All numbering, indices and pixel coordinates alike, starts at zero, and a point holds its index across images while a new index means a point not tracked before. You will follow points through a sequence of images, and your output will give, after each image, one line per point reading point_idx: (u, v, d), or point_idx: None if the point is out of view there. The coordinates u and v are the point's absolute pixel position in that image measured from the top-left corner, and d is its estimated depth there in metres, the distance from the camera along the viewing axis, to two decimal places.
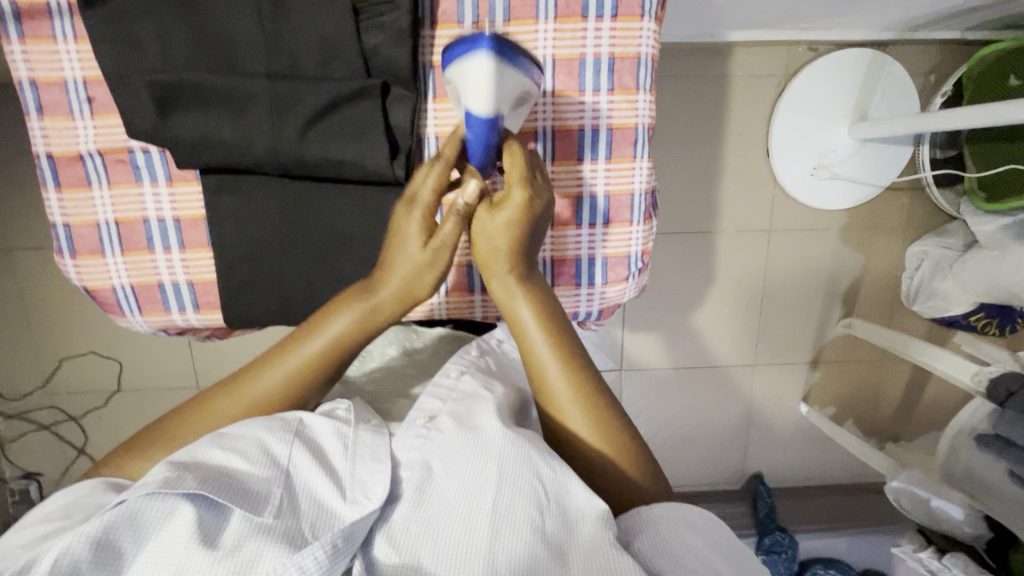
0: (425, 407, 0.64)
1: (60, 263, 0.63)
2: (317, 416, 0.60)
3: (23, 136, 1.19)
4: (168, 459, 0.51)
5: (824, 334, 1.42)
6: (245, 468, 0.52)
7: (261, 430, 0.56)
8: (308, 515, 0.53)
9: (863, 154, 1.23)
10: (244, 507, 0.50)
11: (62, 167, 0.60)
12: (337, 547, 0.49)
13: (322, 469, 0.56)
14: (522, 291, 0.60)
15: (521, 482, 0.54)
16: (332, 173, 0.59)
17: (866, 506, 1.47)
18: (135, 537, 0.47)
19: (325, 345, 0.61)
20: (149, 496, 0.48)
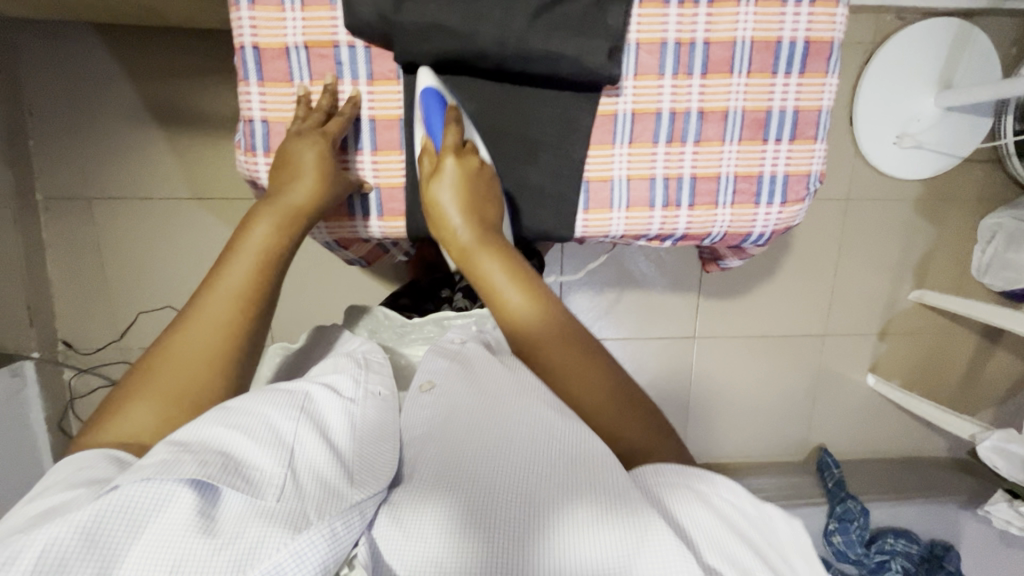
0: (428, 369, 0.61)
1: (249, 162, 0.66)
2: (324, 391, 0.55)
3: (114, 82, 1.17)
4: (166, 439, 0.45)
5: (894, 306, 1.43)
6: (251, 444, 0.46)
7: (264, 405, 0.50)
8: (312, 497, 0.45)
9: (947, 122, 1.24)
10: (242, 491, 0.43)
11: (268, 60, 0.63)
12: (337, 534, 0.43)
13: (326, 447, 0.49)
14: (485, 248, 0.60)
15: (529, 457, 0.47)
16: (543, 69, 0.60)
17: (930, 478, 1.48)
18: (129, 531, 0.40)
19: (255, 261, 0.57)
20: (141, 484, 0.41)
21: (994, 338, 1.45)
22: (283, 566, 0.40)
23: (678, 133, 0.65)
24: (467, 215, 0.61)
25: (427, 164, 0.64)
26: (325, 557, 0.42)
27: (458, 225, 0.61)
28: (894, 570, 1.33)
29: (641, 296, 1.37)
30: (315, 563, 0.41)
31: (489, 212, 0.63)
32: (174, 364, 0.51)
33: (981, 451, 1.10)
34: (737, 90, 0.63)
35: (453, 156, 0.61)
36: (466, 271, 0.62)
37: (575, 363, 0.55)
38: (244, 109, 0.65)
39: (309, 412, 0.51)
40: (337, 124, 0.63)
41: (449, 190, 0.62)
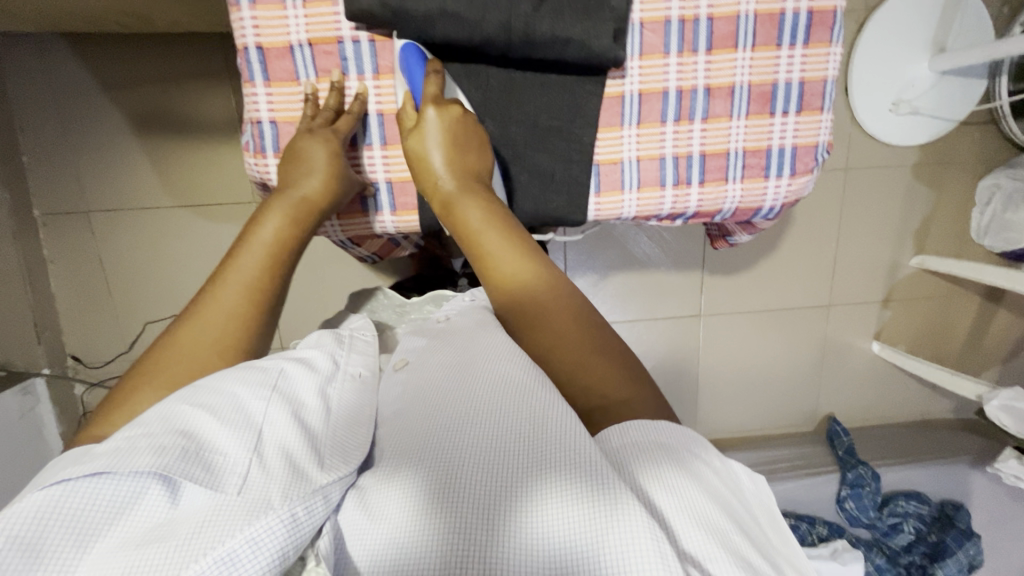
0: (409, 348, 0.60)
1: (259, 164, 0.65)
2: (300, 367, 0.52)
3: (100, 91, 1.14)
4: (128, 424, 0.42)
5: (897, 272, 1.45)
6: (215, 427, 0.43)
7: (236, 383, 0.47)
8: (278, 478, 0.41)
9: (942, 87, 1.25)
10: (201, 481, 0.40)
11: (273, 60, 0.62)
12: (298, 518, 0.39)
13: (297, 426, 0.46)
14: (466, 197, 0.60)
15: (506, 435, 0.41)
16: (552, 55, 0.60)
17: (937, 439, 1.50)
18: (74, 536, 0.36)
19: (265, 255, 0.57)
20: (94, 480, 0.38)
21: (996, 298, 1.47)
22: (240, 558, 0.36)
23: (686, 111, 0.65)
24: (449, 165, 0.61)
25: (408, 120, 0.63)
26: (284, 545, 0.38)
27: (440, 175, 0.61)
28: (907, 532, 1.38)
29: (646, 277, 1.38)
30: (270, 549, 0.37)
31: (472, 157, 0.62)
32: (181, 354, 0.50)
33: (987, 410, 1.12)
34: (742, 65, 0.63)
35: (433, 107, 0.60)
36: (447, 221, 0.62)
37: (547, 305, 0.53)
38: (251, 110, 0.64)
39: (282, 392, 0.48)
40: (348, 122, 0.63)
41: (430, 142, 0.61)
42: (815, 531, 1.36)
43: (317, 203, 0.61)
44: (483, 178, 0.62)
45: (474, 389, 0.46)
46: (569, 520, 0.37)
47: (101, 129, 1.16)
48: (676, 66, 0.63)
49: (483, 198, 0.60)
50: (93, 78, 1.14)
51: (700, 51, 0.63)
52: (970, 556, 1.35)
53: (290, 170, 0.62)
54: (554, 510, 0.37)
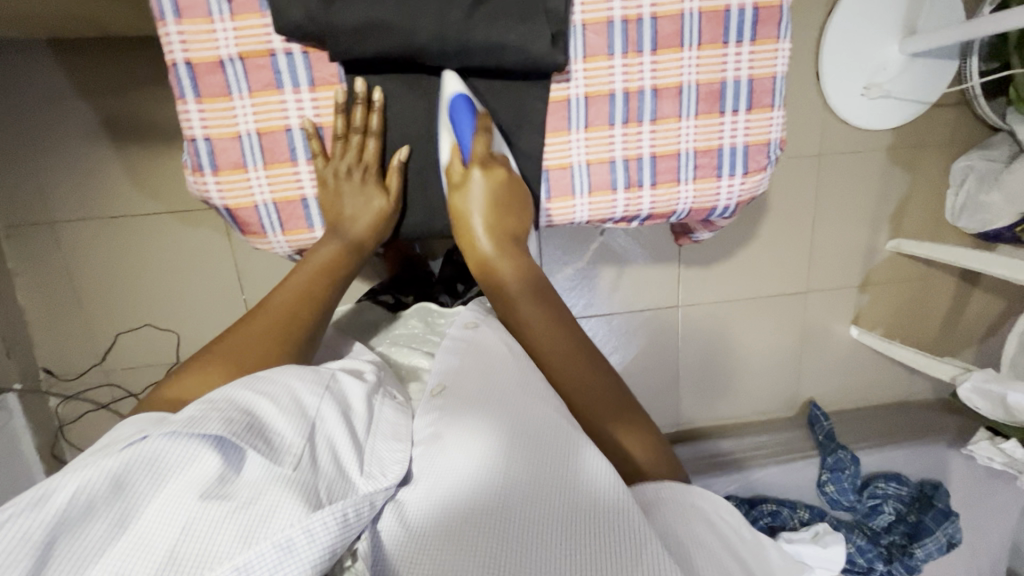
0: (442, 370, 0.61)
1: (198, 182, 0.64)
2: (350, 376, 0.58)
3: (56, 101, 1.12)
4: (199, 398, 0.48)
5: (874, 256, 1.45)
6: (274, 411, 0.49)
7: (291, 377, 0.53)
8: (330, 474, 0.48)
9: (913, 70, 1.24)
10: (264, 458, 0.45)
11: (203, 75, 0.60)
12: (349, 518, 0.45)
13: (345, 429, 0.52)
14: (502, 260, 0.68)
15: (546, 443, 0.49)
16: (490, 61, 0.59)
17: (916, 420, 1.52)
18: (151, 481, 0.42)
19: (315, 274, 0.64)
20: (172, 438, 0.44)
21: (972, 279, 1.48)
22: (298, 544, 0.41)
23: (634, 112, 0.64)
24: (490, 229, 0.67)
25: (454, 173, 0.67)
26: (335, 540, 0.44)
27: (479, 236, 0.68)
28: (887, 513, 1.40)
29: (623, 270, 1.38)
30: (324, 541, 0.43)
31: (511, 220, 0.67)
32: (235, 347, 0.56)
33: (960, 394, 1.13)
34: (689, 64, 0.63)
35: (478, 167, 0.64)
36: (483, 278, 0.69)
37: (585, 376, 0.60)
38: (184, 127, 0.62)
39: (333, 394, 0.54)
40: (375, 146, 0.65)
41: (474, 205, 0.66)
42: (796, 515, 1.37)
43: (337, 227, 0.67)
44: (519, 237, 0.69)
45: (510, 411, 0.52)
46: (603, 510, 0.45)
47: (59, 139, 1.14)
48: (621, 67, 0.63)
49: (520, 262, 0.69)
50: (47, 87, 1.11)
51: (646, 51, 0.63)
52: (948, 534, 1.36)
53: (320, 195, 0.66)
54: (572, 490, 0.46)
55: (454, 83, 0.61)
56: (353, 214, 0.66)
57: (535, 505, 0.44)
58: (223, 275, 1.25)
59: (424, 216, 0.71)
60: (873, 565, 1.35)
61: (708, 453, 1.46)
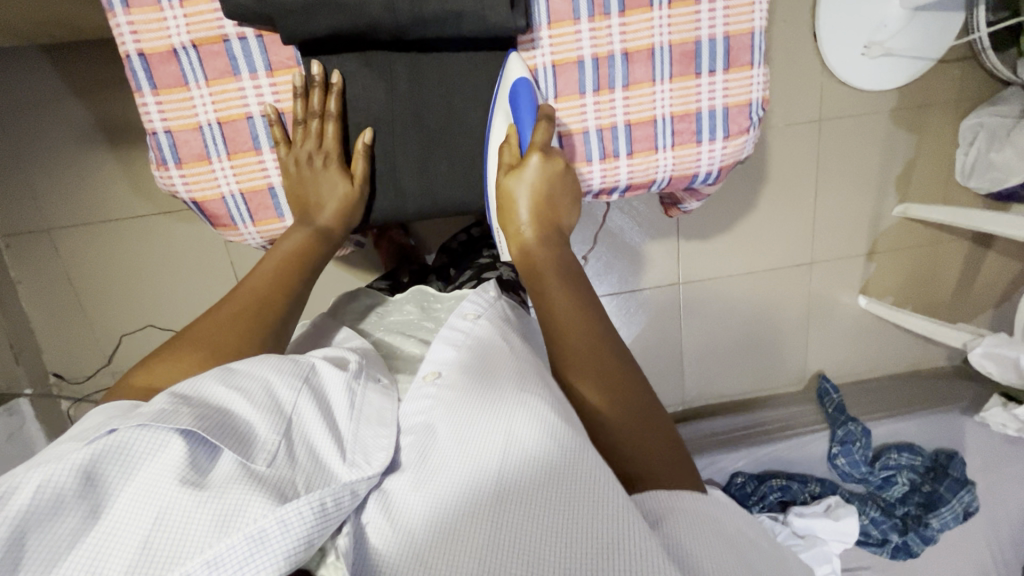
0: (438, 360, 0.59)
1: (164, 176, 0.65)
2: (330, 364, 0.56)
3: (40, 107, 1.12)
4: (168, 392, 0.46)
5: (880, 223, 1.40)
6: (247, 408, 0.47)
7: (268, 370, 0.51)
8: (306, 468, 0.46)
9: (915, 25, 1.18)
10: (235, 450, 0.44)
11: (157, 66, 0.60)
12: (326, 509, 0.43)
13: (324, 424, 0.51)
14: (541, 246, 0.64)
15: (543, 436, 0.46)
16: (448, 29, 0.57)
17: (929, 389, 1.48)
18: (123, 470, 0.41)
19: (280, 262, 0.63)
20: (140, 428, 0.42)
21: (985, 242, 1.43)
22: (271, 536, 0.40)
23: (605, 79, 0.63)
24: (535, 216, 0.65)
25: (508, 159, 0.66)
26: (311, 531, 0.42)
27: (524, 222, 0.66)
28: (901, 484, 1.38)
29: (620, 249, 1.35)
30: (299, 534, 0.41)
31: (556, 211, 0.66)
32: (205, 335, 0.54)
33: (971, 358, 1.10)
34: (660, 24, 0.62)
35: (539, 154, 0.63)
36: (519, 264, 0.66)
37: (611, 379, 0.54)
38: (145, 121, 0.63)
39: (311, 386, 0.53)
40: (336, 130, 0.64)
41: (523, 188, 0.64)
42: (807, 490, 1.36)
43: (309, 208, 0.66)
44: (562, 232, 0.67)
45: (503, 406, 0.49)
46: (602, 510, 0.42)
47: (48, 145, 1.14)
48: (589, 32, 0.61)
49: (558, 255, 0.65)
50: (31, 93, 1.11)
51: (614, 11, 0.61)
52: (965, 503, 1.32)
53: (287, 180, 0.65)
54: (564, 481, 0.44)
55: (518, 70, 0.62)
56: (318, 200, 0.65)
57: (528, 497, 0.44)
58: (220, 272, 1.26)
59: (393, 199, 0.68)
60: (888, 537, 1.33)
61: (715, 430, 1.45)
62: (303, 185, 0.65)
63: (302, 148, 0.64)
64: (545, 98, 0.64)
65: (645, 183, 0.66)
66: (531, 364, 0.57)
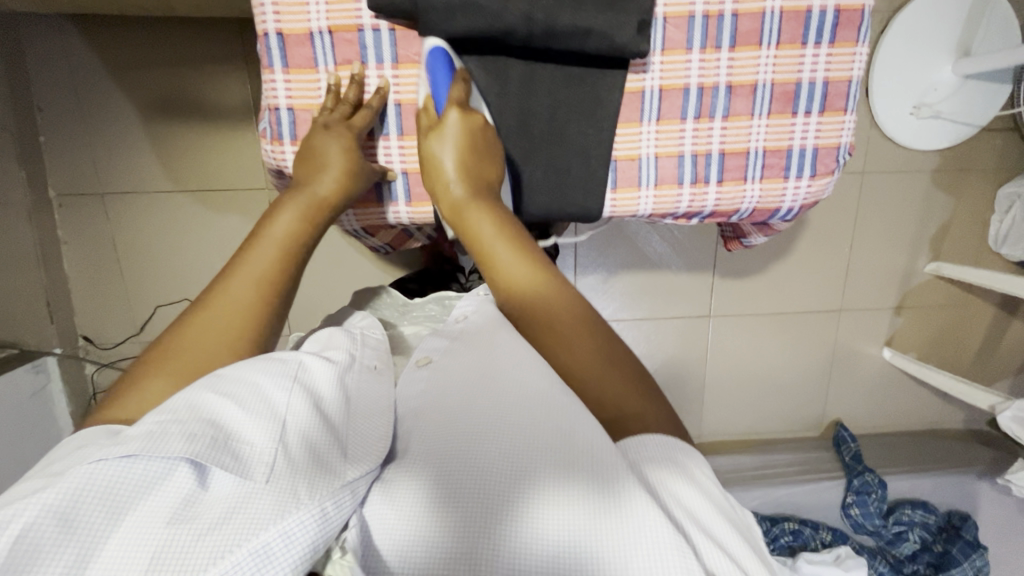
0: (427, 347, 0.58)
1: (276, 150, 0.67)
2: (318, 358, 0.52)
3: (116, 75, 1.15)
4: (156, 409, 0.43)
5: (910, 278, 1.43)
6: (240, 416, 0.44)
7: (256, 372, 0.47)
8: (304, 470, 0.41)
9: (965, 91, 1.22)
10: (230, 468, 0.40)
11: (292, 46, 0.63)
12: (327, 513, 0.39)
13: (318, 416, 0.46)
14: (479, 207, 0.61)
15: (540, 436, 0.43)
16: (575, 44, 0.61)
17: (944, 449, 1.49)
18: (102, 507, 0.37)
19: (276, 246, 0.58)
20: (126, 460, 0.39)
21: (1011, 308, 1.45)
22: (274, 551, 0.36)
23: (707, 108, 0.66)
24: (463, 172, 0.62)
25: (426, 120, 0.64)
26: (316, 539, 0.38)
27: (451, 179, 0.63)
28: (911, 541, 1.37)
29: (656, 275, 1.37)
30: (303, 543, 0.38)
31: (484, 168, 0.64)
32: (188, 342, 0.50)
33: (1000, 421, 1.12)
34: (765, 63, 0.65)
35: (456, 110, 0.62)
36: (456, 226, 0.63)
37: (567, 319, 0.54)
38: (269, 97, 0.66)
39: (302, 381, 0.49)
40: (364, 116, 0.64)
41: (445, 141, 0.62)
42: (818, 536, 1.34)
43: (331, 200, 0.62)
44: (490, 186, 0.64)
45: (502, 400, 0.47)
46: (583, 518, 0.39)
47: (118, 113, 1.17)
48: (698, 64, 0.65)
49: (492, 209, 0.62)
50: (110, 62, 1.14)
51: (725, 47, 0.64)
52: (976, 567, 1.31)
53: (306, 165, 0.63)
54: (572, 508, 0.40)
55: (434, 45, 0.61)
56: (321, 166, 0.62)
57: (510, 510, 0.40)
58: None
59: None
60: None
61: (731, 467, 1.44)
62: (320, 158, 0.62)
63: (335, 119, 0.62)
64: (461, 65, 0.63)
65: (730, 212, 0.69)
66: (537, 370, 0.49)
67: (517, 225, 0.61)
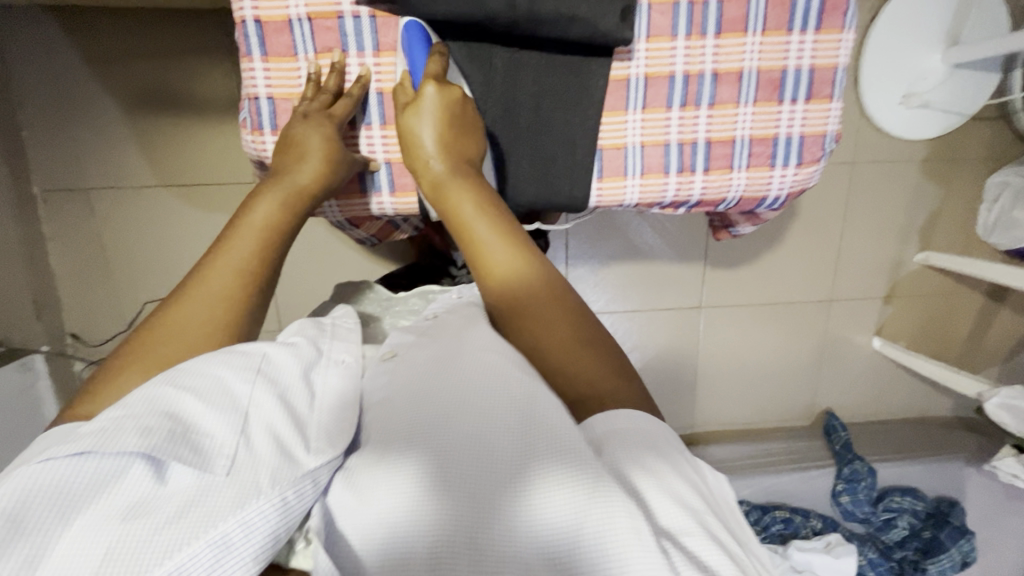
0: (395, 341, 0.57)
1: (256, 141, 0.66)
2: (283, 348, 0.50)
3: (99, 67, 1.13)
4: (113, 405, 0.42)
5: (900, 268, 1.44)
6: (200, 410, 0.43)
7: (218, 365, 0.46)
8: (266, 460, 0.41)
9: (955, 80, 1.22)
10: (189, 463, 0.39)
11: (271, 33, 0.62)
12: (288, 502, 0.40)
13: (283, 409, 0.45)
14: (462, 186, 0.60)
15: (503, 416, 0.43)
16: (559, 32, 0.60)
17: (932, 437, 1.50)
18: (53, 506, 0.37)
19: (256, 235, 0.57)
20: (79, 457, 0.39)
21: (998, 297, 1.47)
22: (233, 541, 0.37)
23: (692, 96, 0.66)
24: (443, 149, 0.61)
25: (404, 95, 0.63)
26: (276, 528, 0.39)
27: (431, 155, 0.61)
28: (900, 527, 1.37)
29: (648, 266, 1.37)
30: (263, 532, 0.38)
31: (465, 145, 0.62)
32: (166, 335, 0.50)
33: (987, 408, 1.13)
34: (751, 50, 0.64)
35: (433, 83, 0.60)
36: (437, 202, 0.61)
37: (551, 304, 0.54)
38: (248, 86, 0.65)
39: (265, 374, 0.47)
40: (344, 105, 0.63)
41: (424, 118, 0.61)
42: (809, 524, 1.36)
43: (310, 188, 0.61)
44: (474, 166, 0.63)
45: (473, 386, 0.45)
46: (567, 508, 0.38)
47: (101, 106, 1.15)
48: (684, 51, 0.64)
49: (473, 186, 0.61)
50: (93, 54, 1.12)
51: (711, 33, 0.64)
52: (963, 552, 1.33)
53: (286, 152, 0.62)
54: (563, 497, 0.38)
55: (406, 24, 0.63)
56: (301, 154, 0.61)
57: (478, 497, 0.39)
58: None
59: None
60: None
61: (723, 457, 1.45)
62: (301, 144, 0.61)
63: (317, 106, 0.62)
64: (443, 55, 0.63)
65: (716, 200, 0.69)
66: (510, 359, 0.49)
67: (499, 205, 0.60)
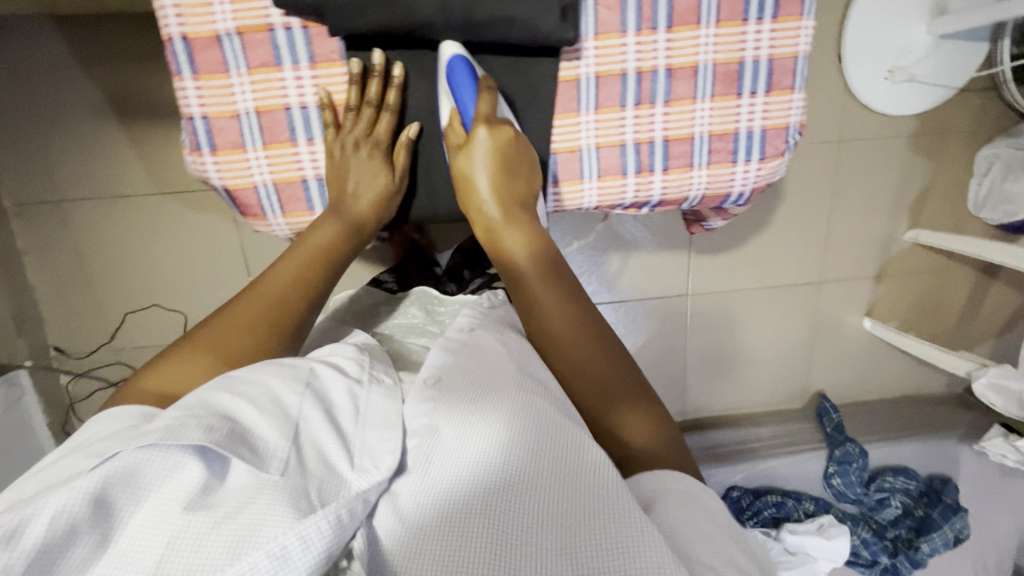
0: (434, 364, 0.58)
1: (196, 162, 0.66)
2: (333, 369, 0.54)
3: (57, 77, 1.11)
4: (175, 404, 0.45)
5: (890, 246, 1.41)
6: (254, 414, 0.46)
7: (269, 376, 0.50)
8: (316, 475, 0.44)
9: (941, 52, 1.18)
10: (246, 460, 0.42)
11: (200, 51, 0.62)
12: (341, 521, 0.42)
13: (330, 425, 0.48)
14: (510, 224, 0.64)
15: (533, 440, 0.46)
16: (500, 34, 0.59)
17: (926, 414, 1.49)
18: (131, 493, 0.40)
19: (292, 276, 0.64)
20: (148, 449, 0.41)
21: (992, 272, 1.44)
22: (291, 554, 0.38)
23: (647, 94, 0.63)
24: (496, 191, 0.64)
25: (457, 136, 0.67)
26: (330, 543, 0.41)
27: (485, 199, 0.65)
28: (894, 506, 1.38)
29: (632, 256, 1.35)
30: (318, 548, 0.40)
31: (516, 188, 0.64)
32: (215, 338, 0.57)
33: (975, 387, 1.12)
34: (706, 42, 0.62)
35: (484, 126, 0.61)
36: (488, 245, 0.66)
37: (572, 325, 0.59)
38: (182, 106, 0.64)
39: (315, 389, 0.51)
40: (388, 120, 0.67)
41: (478, 165, 0.63)
42: (801, 507, 1.36)
43: (366, 217, 0.69)
44: (525, 204, 0.65)
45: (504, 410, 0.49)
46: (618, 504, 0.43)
47: (64, 117, 1.13)
48: (634, 46, 0.62)
49: (528, 231, 0.65)
50: (50, 63, 1.10)
51: (661, 26, 0.61)
52: (956, 529, 1.35)
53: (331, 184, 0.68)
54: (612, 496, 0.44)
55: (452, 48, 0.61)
56: (355, 190, 0.68)
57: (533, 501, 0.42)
58: (229, 256, 1.25)
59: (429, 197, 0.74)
60: (878, 559, 1.33)
61: (715, 444, 1.45)
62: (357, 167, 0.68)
63: (360, 123, 0.66)
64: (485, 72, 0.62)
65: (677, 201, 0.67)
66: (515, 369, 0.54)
67: (547, 245, 0.64)
